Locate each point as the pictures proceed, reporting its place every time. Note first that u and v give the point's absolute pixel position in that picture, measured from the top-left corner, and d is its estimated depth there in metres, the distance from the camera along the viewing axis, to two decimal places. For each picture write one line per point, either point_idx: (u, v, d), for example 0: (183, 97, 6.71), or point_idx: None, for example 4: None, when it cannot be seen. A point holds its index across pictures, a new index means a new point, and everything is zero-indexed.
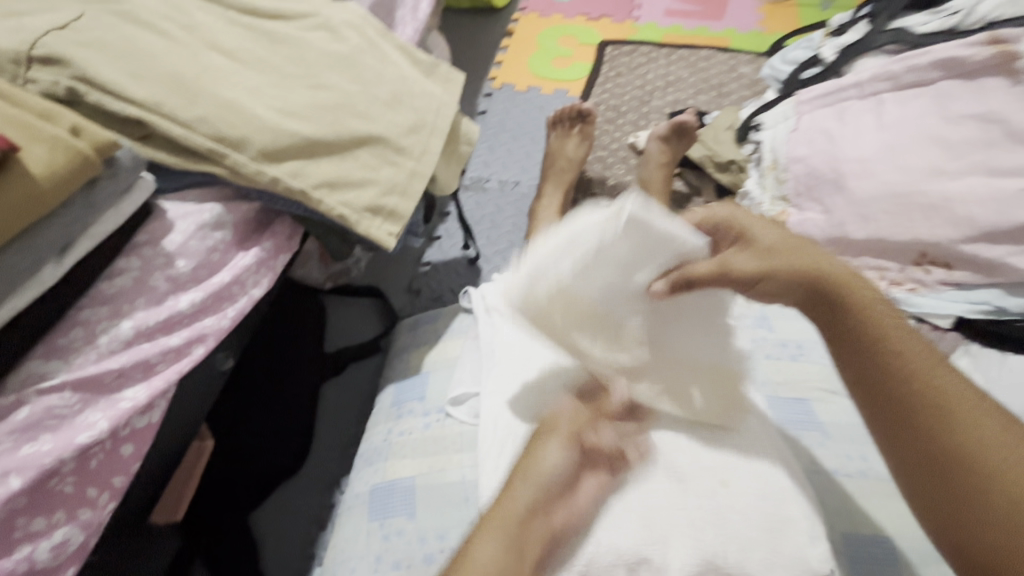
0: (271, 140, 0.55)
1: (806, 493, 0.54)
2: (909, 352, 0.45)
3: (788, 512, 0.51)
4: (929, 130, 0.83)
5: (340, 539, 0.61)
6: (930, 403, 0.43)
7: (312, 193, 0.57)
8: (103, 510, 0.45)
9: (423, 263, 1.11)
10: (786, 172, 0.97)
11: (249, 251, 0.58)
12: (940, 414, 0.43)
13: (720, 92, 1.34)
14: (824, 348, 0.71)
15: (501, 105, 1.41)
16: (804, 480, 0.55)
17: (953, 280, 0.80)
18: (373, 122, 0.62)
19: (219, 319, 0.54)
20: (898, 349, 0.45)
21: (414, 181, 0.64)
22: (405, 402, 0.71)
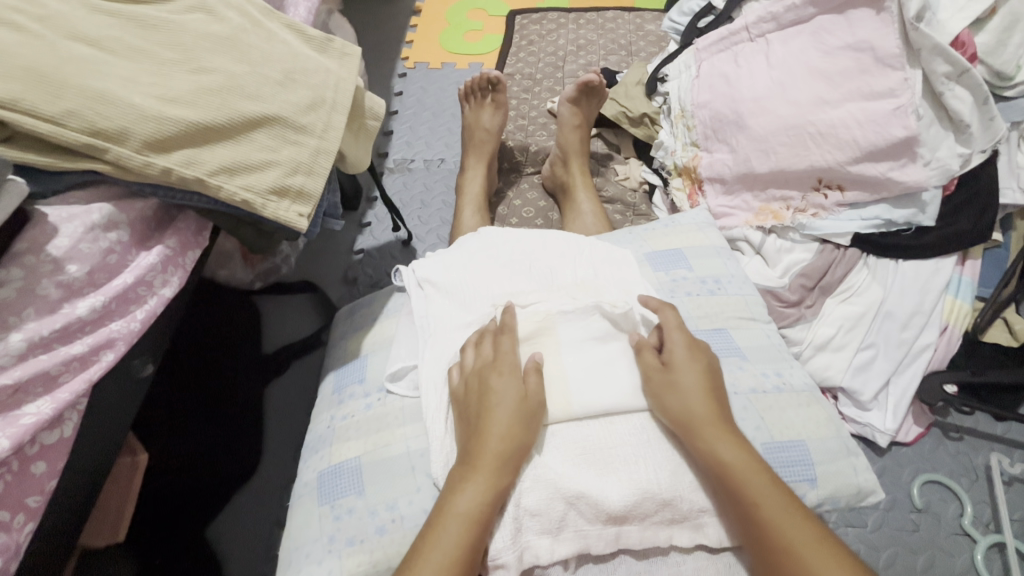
0: (155, 129, 0.52)
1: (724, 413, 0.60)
2: (732, 455, 0.53)
3: None
4: (811, 64, 0.89)
5: (292, 529, 0.60)
6: (738, 501, 0.52)
7: (210, 180, 0.55)
8: (19, 532, 0.43)
9: (355, 252, 1.09)
10: (693, 119, 1.01)
11: (152, 250, 0.56)
12: (739, 500, 0.52)
13: (629, 50, 1.38)
14: (738, 280, 0.77)
15: (417, 84, 1.38)
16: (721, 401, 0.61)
17: (846, 200, 0.88)
18: (266, 102, 0.60)
19: (127, 322, 0.52)
20: (719, 451, 0.54)
21: (319, 159, 0.62)
22: (346, 386, 0.70)
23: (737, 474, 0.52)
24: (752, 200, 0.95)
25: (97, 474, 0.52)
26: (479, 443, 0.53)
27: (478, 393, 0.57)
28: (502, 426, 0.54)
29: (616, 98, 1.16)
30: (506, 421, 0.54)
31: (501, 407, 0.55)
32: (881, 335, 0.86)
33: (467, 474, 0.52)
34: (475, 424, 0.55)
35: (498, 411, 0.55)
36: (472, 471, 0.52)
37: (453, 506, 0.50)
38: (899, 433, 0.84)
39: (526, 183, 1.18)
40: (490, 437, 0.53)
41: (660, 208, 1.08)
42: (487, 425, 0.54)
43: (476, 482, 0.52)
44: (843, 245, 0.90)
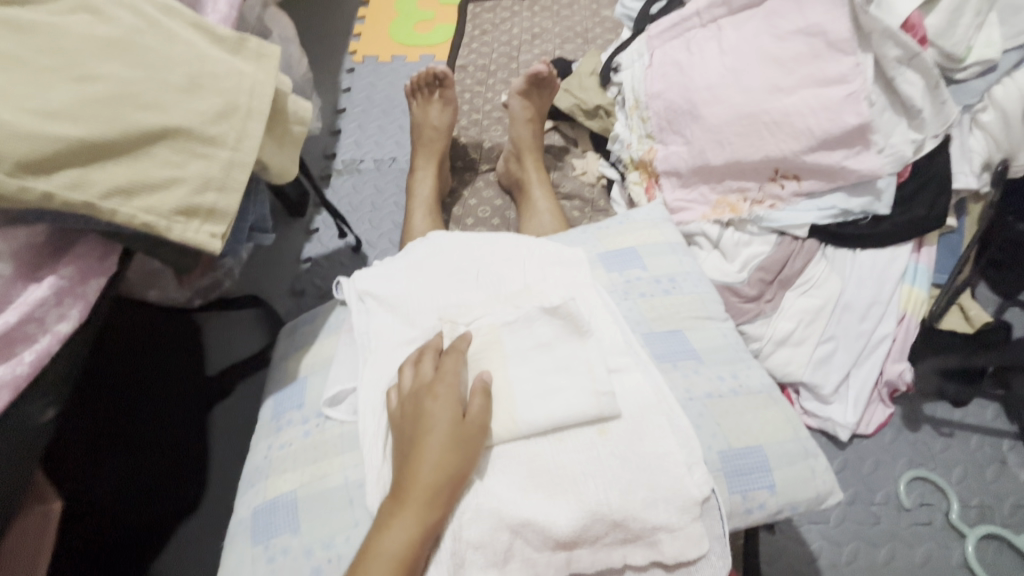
0: (32, 148, 0.46)
1: (678, 423, 0.57)
2: None
3: (664, 447, 0.55)
4: (764, 50, 0.86)
5: (225, 572, 0.56)
6: None
7: (102, 204, 0.50)
8: None
9: (303, 260, 1.04)
10: (647, 110, 0.98)
11: (43, 283, 0.51)
12: None
13: (586, 38, 1.33)
14: (693, 278, 0.74)
15: (366, 79, 1.32)
16: (674, 409, 0.58)
17: (803, 190, 0.86)
18: (166, 112, 0.54)
19: (13, 366, 0.48)
20: None
21: (233, 172, 0.57)
22: (284, 412, 0.66)
23: None
24: (709, 193, 0.92)
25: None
26: (411, 474, 0.50)
27: (413, 420, 0.54)
28: (437, 453, 0.51)
29: (570, 89, 1.12)
30: (442, 449, 0.51)
31: (437, 433, 0.52)
32: (840, 327, 0.84)
33: (397, 509, 0.49)
34: (409, 451, 0.52)
35: (432, 438, 0.51)
36: (403, 505, 0.49)
37: (380, 545, 0.48)
38: (860, 425, 0.84)
39: (482, 180, 1.14)
40: (422, 467, 0.50)
41: (618, 202, 1.05)
42: (420, 453, 0.51)
43: (405, 517, 0.49)
44: (801, 236, 0.88)
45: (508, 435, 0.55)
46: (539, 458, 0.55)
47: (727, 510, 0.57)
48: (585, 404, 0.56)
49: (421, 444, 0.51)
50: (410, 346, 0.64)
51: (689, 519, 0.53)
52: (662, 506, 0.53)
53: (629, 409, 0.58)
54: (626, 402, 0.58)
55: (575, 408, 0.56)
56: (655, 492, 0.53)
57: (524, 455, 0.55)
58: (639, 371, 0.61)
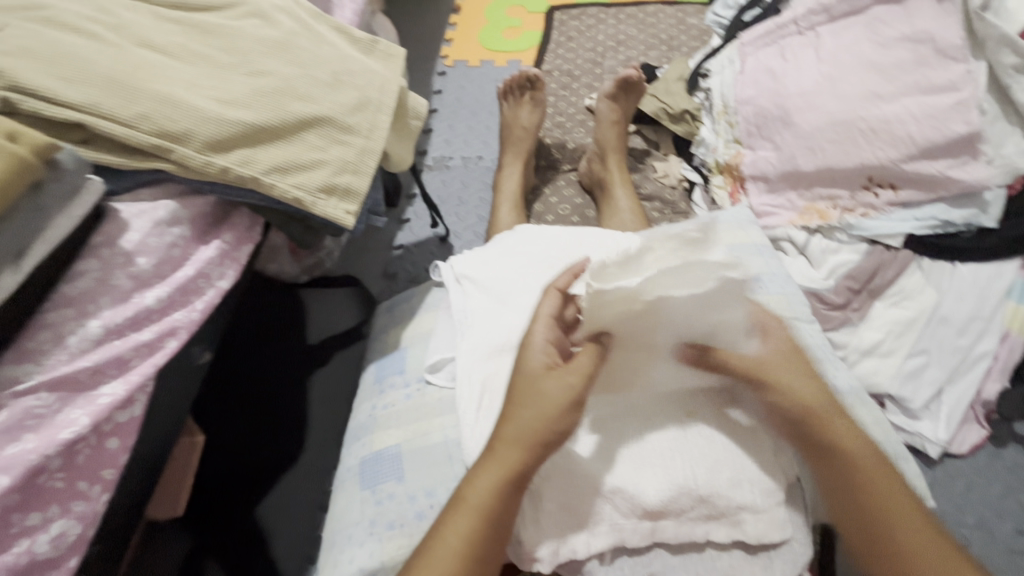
0: (216, 130, 0.55)
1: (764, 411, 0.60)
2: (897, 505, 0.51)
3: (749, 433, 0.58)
4: (864, 56, 0.86)
5: (335, 512, 0.63)
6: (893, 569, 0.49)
7: (264, 179, 0.57)
8: (97, 501, 0.46)
9: (395, 247, 1.12)
10: (736, 116, 0.99)
11: (211, 245, 0.59)
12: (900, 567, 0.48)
13: (670, 45, 1.35)
14: (780, 279, 0.75)
15: (456, 82, 1.40)
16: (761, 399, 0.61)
17: (899, 200, 0.84)
18: (315, 103, 0.62)
19: (188, 311, 0.55)
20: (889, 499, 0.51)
21: (365, 158, 0.65)
22: (387, 377, 0.73)
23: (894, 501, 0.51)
24: (797, 199, 0.92)
25: (151, 457, 0.55)
26: (502, 428, 0.53)
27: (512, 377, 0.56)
28: (531, 411, 0.53)
29: (656, 94, 1.15)
30: (530, 406, 0.53)
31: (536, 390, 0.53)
32: (934, 341, 0.81)
33: (484, 461, 0.52)
34: (504, 407, 0.55)
35: (531, 393, 0.53)
36: (490, 456, 0.52)
37: (467, 496, 0.50)
38: (953, 444, 0.80)
39: (562, 179, 1.18)
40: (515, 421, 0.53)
41: (699, 205, 1.06)
42: (515, 408, 0.53)
43: (491, 468, 0.52)
44: (895, 247, 0.86)
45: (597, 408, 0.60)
46: (628, 428, 0.59)
47: (812, 502, 0.58)
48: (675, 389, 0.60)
49: (520, 399, 0.53)
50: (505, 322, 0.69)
51: (773, 503, 0.55)
52: (745, 486, 0.55)
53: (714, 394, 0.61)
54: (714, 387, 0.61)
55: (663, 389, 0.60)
56: (740, 473, 0.56)
57: (612, 426, 0.59)
58: None
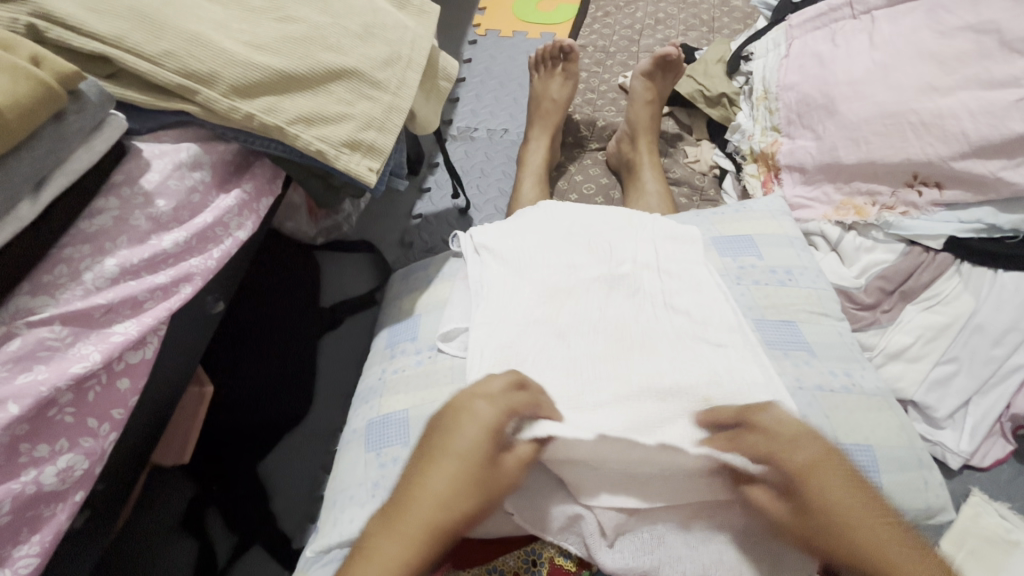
0: (242, 73, 0.53)
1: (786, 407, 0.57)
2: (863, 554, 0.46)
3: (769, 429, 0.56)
4: (922, 46, 0.82)
5: (340, 472, 0.63)
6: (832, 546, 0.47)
7: (288, 129, 0.56)
8: (105, 440, 0.45)
9: (414, 216, 1.09)
10: (777, 102, 0.96)
11: (230, 194, 0.58)
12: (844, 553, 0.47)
13: (711, 27, 1.30)
14: (811, 273, 0.73)
15: (487, 51, 1.36)
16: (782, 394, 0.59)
17: (944, 200, 0.80)
18: (345, 55, 0.61)
19: (205, 259, 0.54)
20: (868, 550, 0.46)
21: (392, 116, 0.63)
22: (398, 342, 0.72)
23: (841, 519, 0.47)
24: (833, 193, 0.88)
25: (159, 402, 0.55)
26: (444, 444, 0.50)
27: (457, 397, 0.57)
28: (469, 429, 0.51)
29: (693, 74, 1.11)
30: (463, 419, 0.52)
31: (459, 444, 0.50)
32: (967, 349, 0.77)
33: (426, 464, 0.50)
34: (437, 432, 0.53)
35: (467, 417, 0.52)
36: (431, 463, 0.49)
37: (417, 492, 0.48)
38: (974, 457, 0.76)
39: (589, 158, 1.14)
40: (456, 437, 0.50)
41: (729, 194, 1.03)
42: (454, 431, 0.51)
43: (437, 472, 0.48)
44: (934, 249, 0.82)
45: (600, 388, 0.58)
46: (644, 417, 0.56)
47: None
48: (692, 377, 0.59)
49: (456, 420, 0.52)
50: (522, 295, 0.68)
51: None
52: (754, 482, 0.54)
53: (733, 389, 0.58)
54: (732, 380, 0.59)
55: (679, 377, 0.59)
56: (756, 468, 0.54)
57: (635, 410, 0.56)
58: (744, 350, 0.62)
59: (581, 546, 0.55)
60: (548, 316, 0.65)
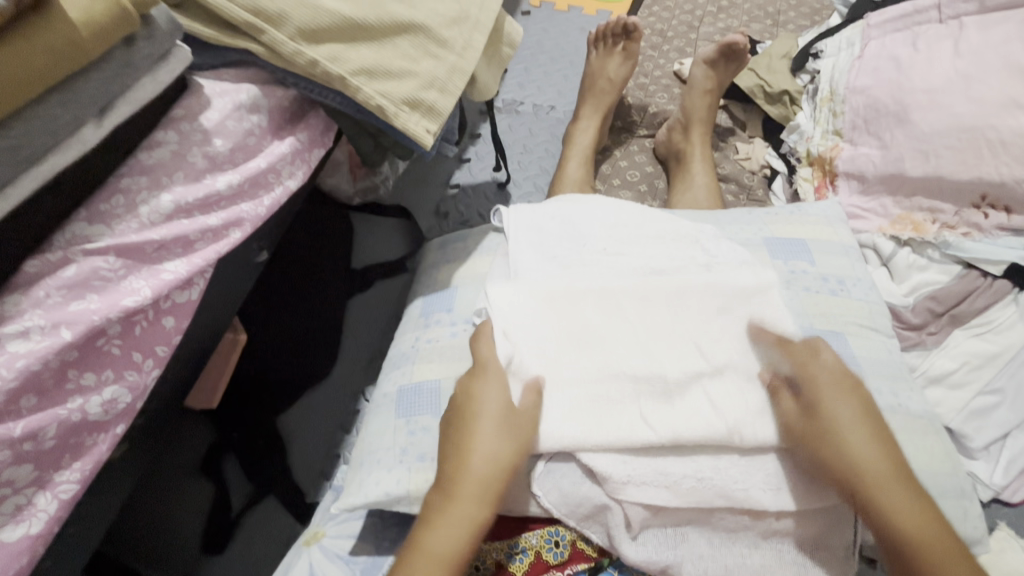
0: (311, 17, 0.51)
1: None
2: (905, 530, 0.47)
3: None
4: (1010, 59, 0.78)
5: (368, 433, 0.64)
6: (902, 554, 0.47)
7: (351, 80, 0.54)
8: (148, 375, 0.45)
9: (451, 186, 1.07)
10: (843, 105, 0.94)
11: (285, 140, 0.57)
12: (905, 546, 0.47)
13: (777, 20, 1.24)
14: (864, 285, 0.71)
15: (540, 24, 1.31)
16: None
17: (1010, 225, 0.77)
18: (414, 9, 0.58)
19: (256, 206, 0.53)
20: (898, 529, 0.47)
21: (454, 77, 0.60)
22: (433, 312, 0.72)
23: (897, 517, 0.48)
24: (891, 206, 0.85)
25: (195, 343, 0.54)
26: (462, 457, 0.50)
27: (489, 405, 0.53)
28: (491, 446, 0.51)
29: (756, 68, 1.07)
30: (490, 460, 0.50)
31: (487, 409, 0.52)
32: (1013, 382, 0.71)
33: (447, 502, 0.49)
34: (452, 446, 0.51)
35: (469, 470, 0.50)
36: (451, 498, 0.49)
37: (429, 543, 0.47)
38: (1006, 491, 0.68)
39: (636, 145, 1.11)
40: (475, 452, 0.50)
41: (779, 196, 0.98)
42: (472, 440, 0.51)
43: (460, 514, 0.48)
44: (993, 274, 0.77)
45: (610, 426, 0.55)
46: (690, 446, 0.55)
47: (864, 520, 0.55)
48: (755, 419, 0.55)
49: (470, 452, 0.50)
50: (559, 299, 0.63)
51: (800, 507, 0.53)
52: (786, 492, 0.53)
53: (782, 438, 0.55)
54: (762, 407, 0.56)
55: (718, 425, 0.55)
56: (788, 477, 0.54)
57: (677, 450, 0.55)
58: None
59: (603, 536, 0.55)
60: (581, 347, 0.60)
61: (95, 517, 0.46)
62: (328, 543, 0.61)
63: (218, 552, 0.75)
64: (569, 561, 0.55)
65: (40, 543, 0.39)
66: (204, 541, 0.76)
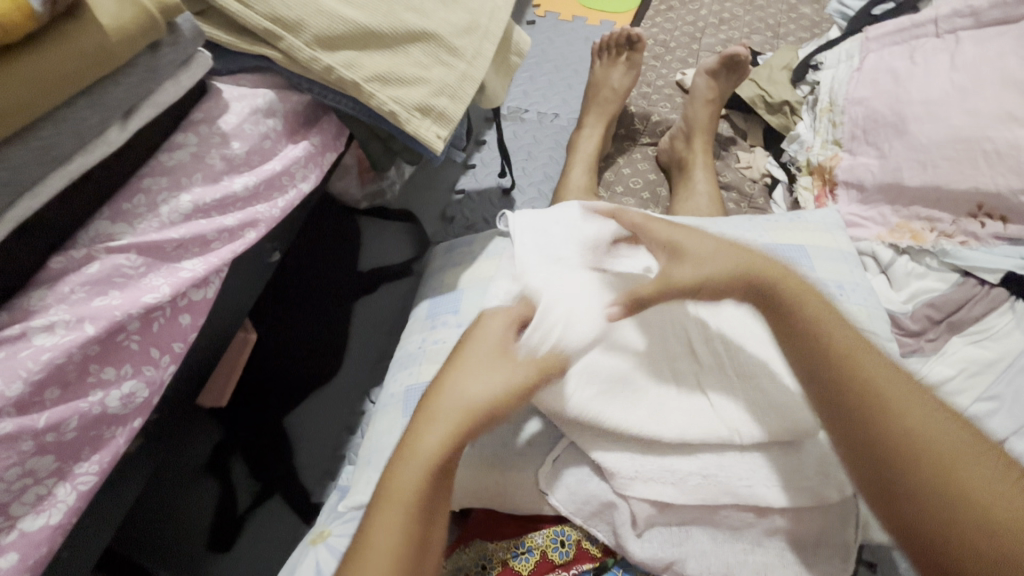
0: (327, 25, 0.53)
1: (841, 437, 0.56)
2: (915, 432, 0.37)
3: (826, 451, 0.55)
4: (1005, 72, 0.80)
5: (375, 434, 0.65)
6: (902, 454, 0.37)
7: (365, 86, 0.55)
8: (164, 371, 0.46)
9: (457, 191, 1.08)
10: (842, 115, 0.96)
11: (299, 144, 0.58)
12: (906, 458, 0.37)
13: (777, 33, 1.27)
14: (862, 290, 0.72)
15: (545, 34, 1.34)
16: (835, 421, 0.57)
17: (1006, 234, 0.77)
18: (427, 18, 0.60)
19: (270, 207, 0.55)
20: (906, 432, 0.38)
21: (465, 85, 0.62)
22: (439, 314, 0.73)
23: (897, 413, 0.38)
24: (890, 214, 0.86)
25: (208, 341, 0.55)
26: (413, 443, 0.48)
27: (448, 395, 0.51)
28: (438, 434, 0.48)
29: (757, 79, 1.09)
30: (441, 448, 0.48)
31: (447, 401, 0.50)
32: (1012, 388, 0.70)
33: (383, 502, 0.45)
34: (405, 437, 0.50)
35: (414, 461, 0.47)
36: (390, 490, 0.46)
37: (366, 537, 0.44)
38: None
39: (639, 152, 1.12)
40: (426, 438, 0.48)
41: (779, 204, 1.00)
42: (422, 430, 0.49)
43: (392, 512, 0.45)
44: (990, 282, 0.78)
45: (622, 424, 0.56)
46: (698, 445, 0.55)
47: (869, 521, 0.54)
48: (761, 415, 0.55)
49: (419, 438, 0.48)
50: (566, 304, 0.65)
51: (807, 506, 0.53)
52: (794, 491, 0.53)
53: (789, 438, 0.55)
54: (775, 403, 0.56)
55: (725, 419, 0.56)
56: (795, 477, 0.53)
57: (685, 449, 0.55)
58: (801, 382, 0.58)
59: (610, 535, 0.55)
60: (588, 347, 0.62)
61: (108, 512, 0.47)
62: (334, 543, 0.59)
63: (224, 550, 0.76)
64: (575, 560, 0.56)
65: (59, 533, 0.39)
66: (210, 539, 0.76)
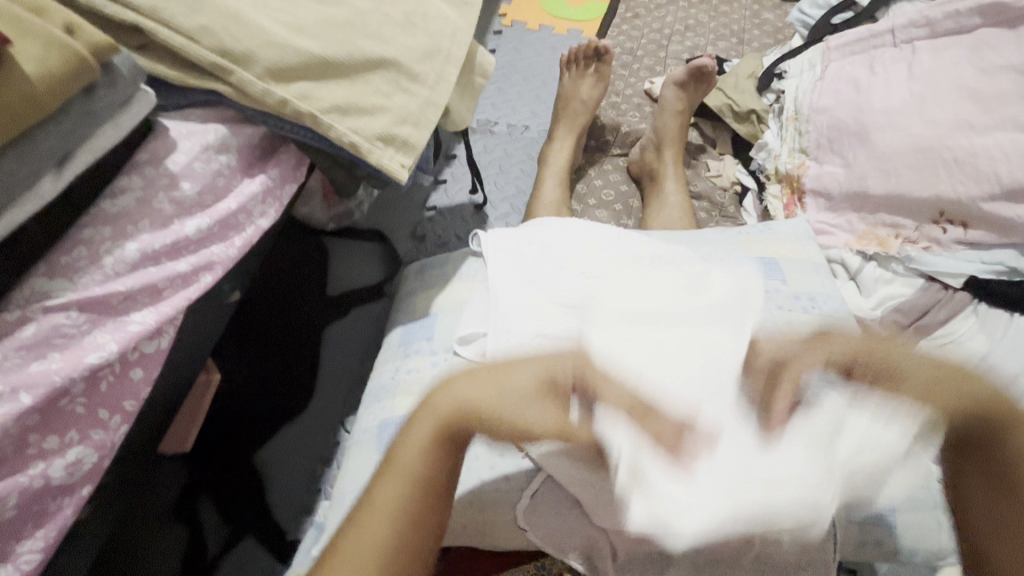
0: (279, 56, 0.51)
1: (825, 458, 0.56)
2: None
3: None
4: (960, 81, 0.82)
5: (348, 471, 0.63)
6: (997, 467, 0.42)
7: (322, 118, 0.53)
8: (116, 433, 0.43)
9: (428, 209, 1.06)
10: (808, 124, 0.97)
11: (256, 179, 0.56)
12: (993, 467, 0.42)
13: (742, 39, 1.28)
14: (834, 301, 0.73)
15: (512, 44, 1.32)
16: None
17: (968, 240, 0.79)
18: (386, 44, 0.58)
19: (227, 247, 0.52)
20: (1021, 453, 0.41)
21: (428, 111, 0.60)
22: (413, 341, 0.71)
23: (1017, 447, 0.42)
24: (856, 222, 0.87)
25: (165, 392, 0.52)
26: (408, 429, 0.46)
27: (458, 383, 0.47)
28: (422, 433, 0.46)
29: (723, 88, 1.10)
30: (438, 438, 0.45)
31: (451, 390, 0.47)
32: None
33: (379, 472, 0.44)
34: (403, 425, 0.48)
35: (409, 442, 0.45)
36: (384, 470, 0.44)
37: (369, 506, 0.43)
38: None
39: (610, 163, 1.12)
40: (415, 429, 0.46)
41: (750, 212, 1.00)
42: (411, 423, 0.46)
43: (385, 486, 0.43)
44: (954, 286, 0.80)
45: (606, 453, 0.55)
46: None
47: (841, 538, 0.56)
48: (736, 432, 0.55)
49: (411, 430, 0.46)
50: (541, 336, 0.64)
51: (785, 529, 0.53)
52: None
53: None
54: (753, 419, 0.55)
55: None
56: None
57: None
58: None
59: (591, 567, 0.54)
60: None
61: None
62: None
63: None
64: None
65: None
66: None
